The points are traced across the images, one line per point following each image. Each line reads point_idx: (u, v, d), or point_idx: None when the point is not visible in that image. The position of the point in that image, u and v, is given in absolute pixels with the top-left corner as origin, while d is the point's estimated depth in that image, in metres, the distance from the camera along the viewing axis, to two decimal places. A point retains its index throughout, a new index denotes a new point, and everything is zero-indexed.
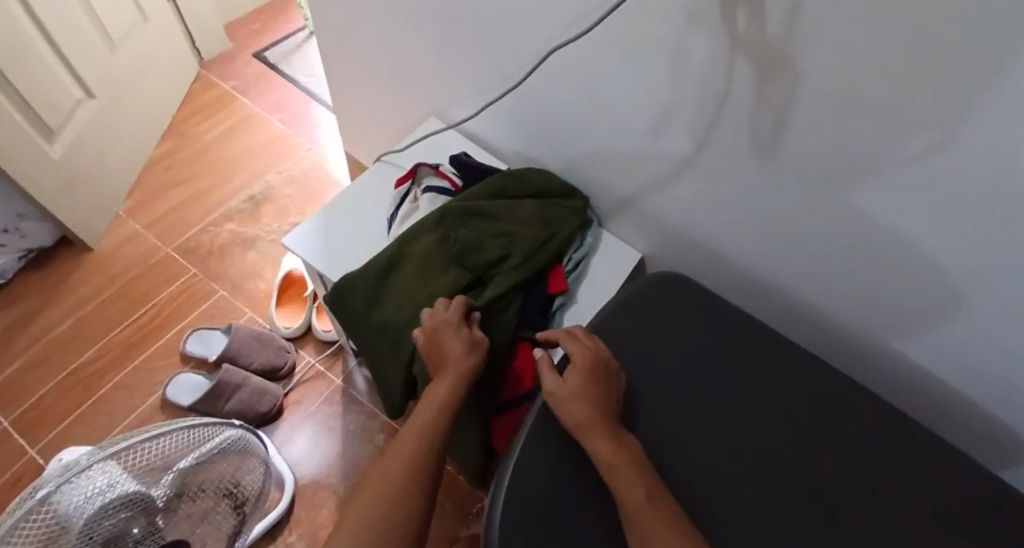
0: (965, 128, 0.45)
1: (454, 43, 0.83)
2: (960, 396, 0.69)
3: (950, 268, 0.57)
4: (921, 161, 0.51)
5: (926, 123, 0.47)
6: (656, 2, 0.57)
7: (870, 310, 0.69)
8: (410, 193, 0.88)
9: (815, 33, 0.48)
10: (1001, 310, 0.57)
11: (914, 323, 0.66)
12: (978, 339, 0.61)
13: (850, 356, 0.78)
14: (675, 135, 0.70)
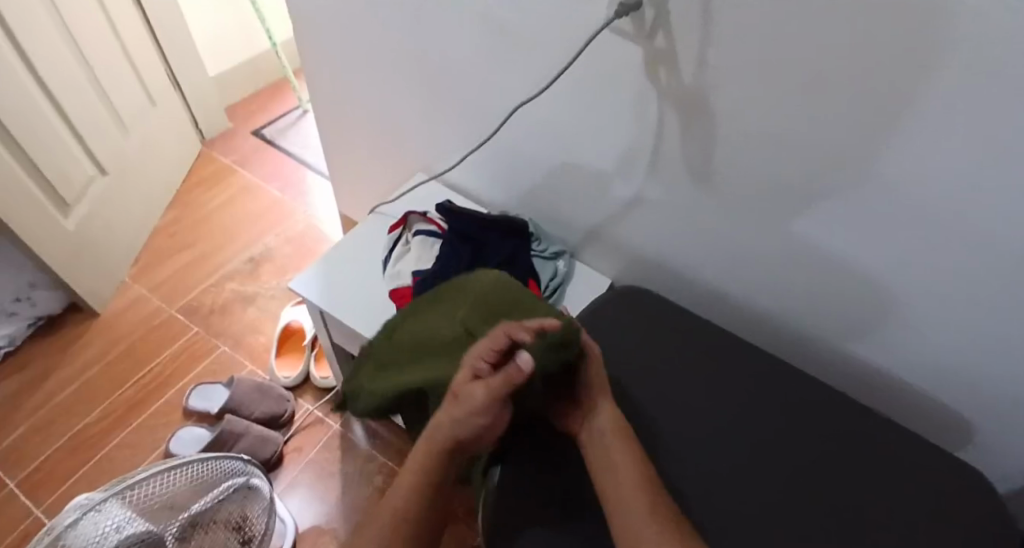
0: (863, 134, 0.53)
1: (429, 108, 0.91)
2: (917, 392, 0.74)
3: (878, 265, 0.64)
4: (835, 167, 0.58)
5: (829, 135, 0.55)
6: (596, 58, 0.66)
7: (822, 317, 0.74)
8: (401, 238, 0.86)
9: (724, 69, 0.57)
10: (926, 301, 0.63)
11: (862, 323, 0.71)
12: (917, 332, 0.67)
13: (816, 367, 0.82)
14: (625, 172, 0.77)
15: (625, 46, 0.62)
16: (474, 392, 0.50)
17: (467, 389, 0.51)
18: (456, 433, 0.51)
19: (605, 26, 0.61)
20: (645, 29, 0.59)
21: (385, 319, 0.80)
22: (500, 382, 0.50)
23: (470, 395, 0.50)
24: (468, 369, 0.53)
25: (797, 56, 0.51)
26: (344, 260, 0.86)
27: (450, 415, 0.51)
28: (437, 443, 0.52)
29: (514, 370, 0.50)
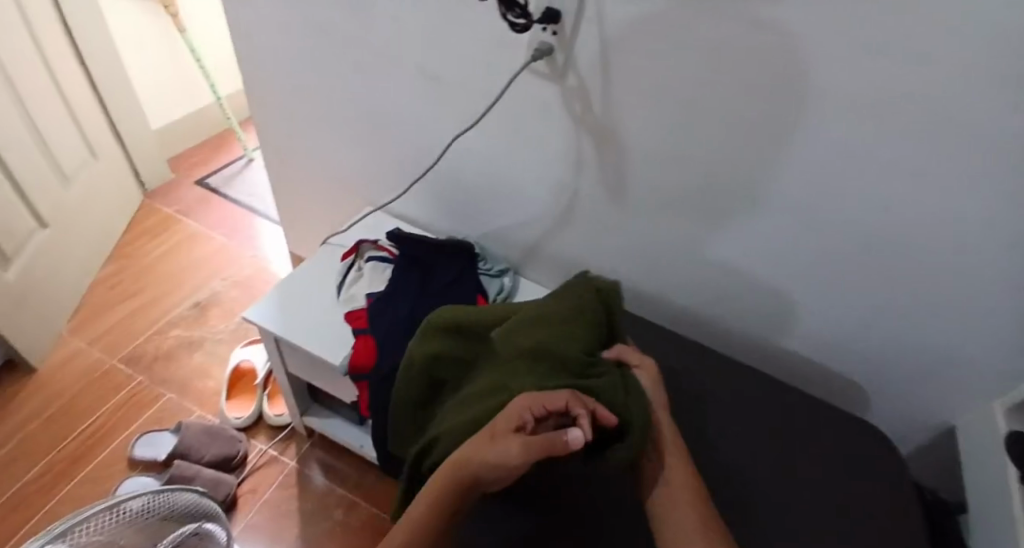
0: (738, 138, 0.66)
1: (373, 147, 0.99)
2: (817, 365, 0.86)
3: (768, 253, 0.76)
4: (721, 171, 0.70)
5: (713, 143, 0.68)
6: (519, 94, 0.76)
7: (732, 306, 0.86)
8: (354, 265, 0.93)
9: (625, 95, 0.69)
10: (808, 280, 0.76)
11: (764, 307, 0.83)
12: (807, 309, 0.79)
13: (735, 353, 0.93)
14: (554, 192, 0.87)
15: (541, 84, 0.74)
16: (511, 444, 0.46)
17: (505, 437, 0.47)
18: (479, 474, 0.48)
19: (522, 66, 0.72)
20: (558, 69, 0.71)
21: (341, 340, 0.85)
22: (538, 446, 0.45)
23: (504, 448, 0.46)
24: (514, 418, 0.49)
25: (679, 81, 0.64)
26: (298, 289, 0.91)
27: (477, 453, 0.48)
28: (456, 479, 0.48)
29: (558, 440, 0.45)
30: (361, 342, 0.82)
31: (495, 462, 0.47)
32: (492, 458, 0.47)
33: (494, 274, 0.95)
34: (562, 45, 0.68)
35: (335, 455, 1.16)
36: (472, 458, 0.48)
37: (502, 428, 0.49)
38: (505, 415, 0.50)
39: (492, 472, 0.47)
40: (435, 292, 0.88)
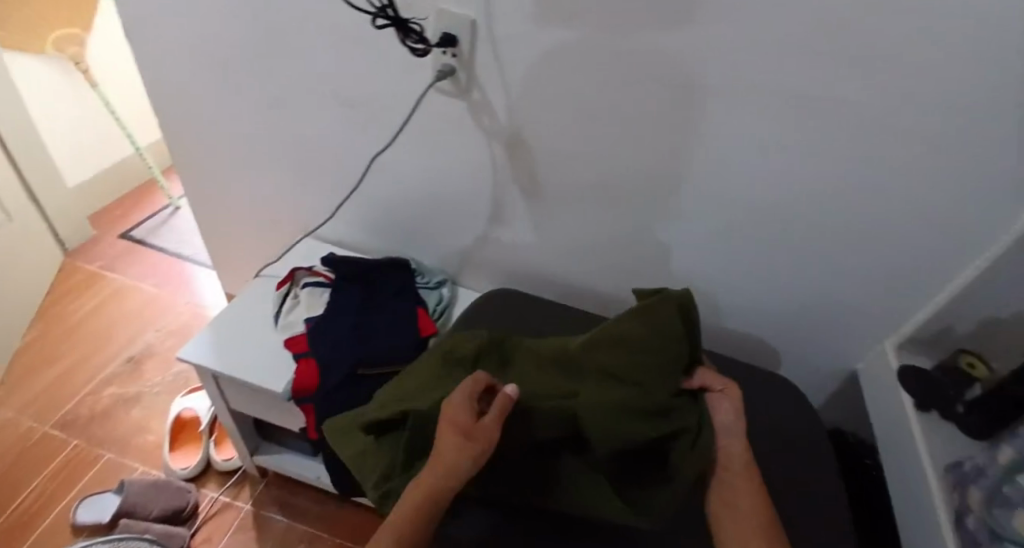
0: (629, 131, 0.75)
1: (296, 179, 1.02)
2: (729, 329, 0.95)
3: (672, 231, 0.85)
4: (620, 161, 0.79)
5: (609, 136, 0.77)
6: (434, 115, 0.83)
7: (650, 285, 0.95)
8: (290, 293, 0.96)
9: (526, 105, 0.77)
10: (706, 250, 0.86)
11: (676, 281, 0.92)
12: (712, 277, 0.89)
13: None
14: (477, 201, 0.93)
15: (450, 101, 0.80)
16: (485, 430, 0.50)
17: (479, 427, 0.50)
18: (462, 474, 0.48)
19: (429, 86, 0.79)
20: (463, 86, 0.78)
21: (284, 363, 0.87)
22: (501, 410, 0.52)
23: (481, 437, 0.50)
24: (464, 405, 0.53)
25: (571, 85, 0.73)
26: (234, 322, 0.93)
27: (450, 449, 0.49)
28: (448, 488, 0.48)
29: (506, 403, 0.53)
30: (303, 364, 0.85)
31: (472, 453, 0.48)
32: (473, 451, 0.48)
33: (433, 286, 1.00)
34: (463, 64, 0.75)
35: (293, 491, 1.15)
36: (453, 460, 0.48)
37: (468, 422, 0.51)
38: (456, 406, 0.53)
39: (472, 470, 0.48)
40: (374, 307, 0.92)
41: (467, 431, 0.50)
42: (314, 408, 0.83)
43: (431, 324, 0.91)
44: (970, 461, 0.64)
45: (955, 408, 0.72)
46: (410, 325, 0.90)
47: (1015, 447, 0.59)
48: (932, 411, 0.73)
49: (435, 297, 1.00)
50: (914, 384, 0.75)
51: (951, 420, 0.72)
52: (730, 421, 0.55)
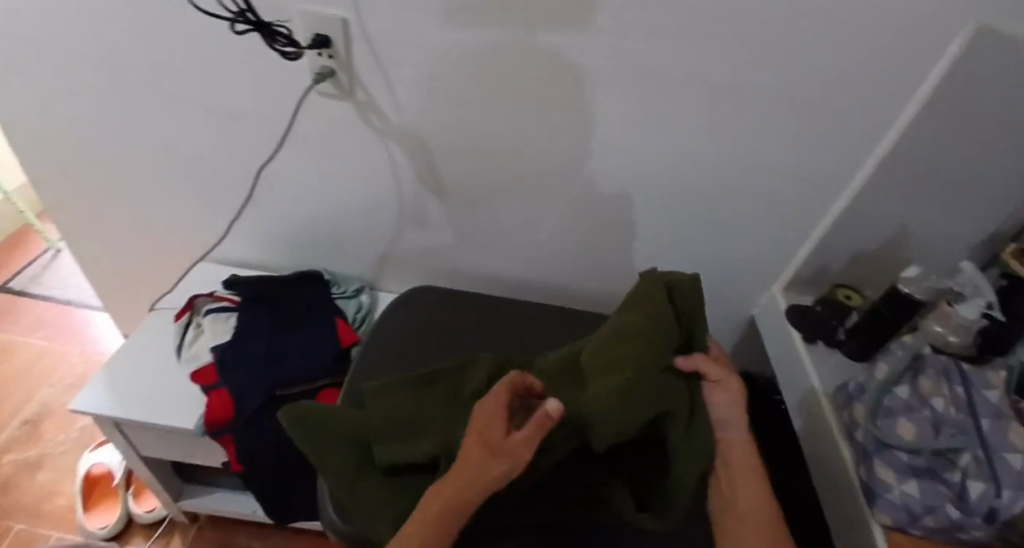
0: (517, 115, 0.77)
1: (184, 203, 0.96)
2: None
3: (574, 207, 0.89)
4: (514, 145, 0.81)
5: (499, 122, 0.78)
6: (321, 119, 0.81)
7: (563, 262, 0.98)
8: (191, 323, 0.91)
9: (413, 100, 0.77)
10: (609, 221, 0.90)
11: (587, 255, 0.96)
12: (619, 245, 0.93)
13: (579, 303, 1.05)
14: (382, 203, 0.92)
15: (336, 104, 0.78)
16: (513, 446, 0.49)
17: (506, 445, 0.49)
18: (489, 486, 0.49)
19: (310, 89, 0.76)
20: (346, 88, 0.76)
21: (194, 399, 0.83)
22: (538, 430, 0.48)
23: (510, 454, 0.49)
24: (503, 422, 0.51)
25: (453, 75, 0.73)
26: (132, 365, 0.87)
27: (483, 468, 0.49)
28: (466, 499, 0.50)
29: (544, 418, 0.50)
30: (214, 396, 0.81)
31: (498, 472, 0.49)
32: (503, 469, 0.49)
33: (350, 295, 0.98)
34: (342, 65, 0.73)
35: (232, 530, 1.09)
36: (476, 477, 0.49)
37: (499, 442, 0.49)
38: (491, 418, 0.51)
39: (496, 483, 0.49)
40: (288, 326, 0.89)
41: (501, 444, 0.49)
42: (233, 439, 0.80)
43: (352, 332, 0.90)
44: (853, 382, 0.74)
45: (838, 337, 0.83)
46: (327, 337, 0.87)
47: (890, 364, 0.69)
48: (819, 342, 0.84)
49: (355, 304, 0.98)
50: (802, 322, 0.86)
51: (835, 348, 0.84)
52: (726, 413, 0.59)
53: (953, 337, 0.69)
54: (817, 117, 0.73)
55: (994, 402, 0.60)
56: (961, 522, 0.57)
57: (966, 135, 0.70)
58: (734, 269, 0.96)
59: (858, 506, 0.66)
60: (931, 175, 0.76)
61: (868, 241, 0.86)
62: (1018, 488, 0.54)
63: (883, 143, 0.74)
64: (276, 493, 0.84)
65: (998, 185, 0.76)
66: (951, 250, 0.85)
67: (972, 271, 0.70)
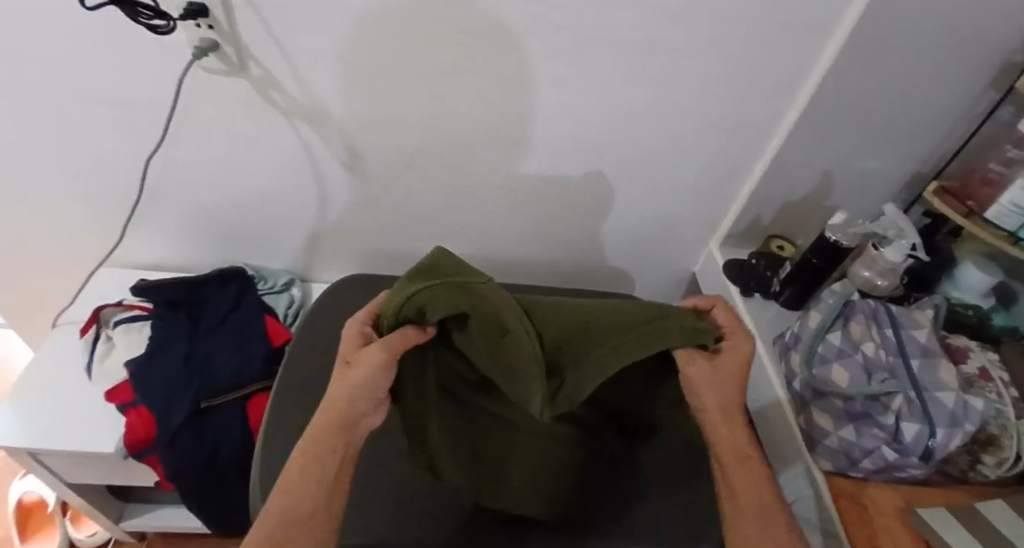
0: (430, 83, 0.72)
1: (75, 207, 0.87)
2: (583, 258, 1.00)
3: (504, 177, 0.85)
4: (432, 116, 0.76)
5: (413, 92, 0.73)
6: (215, 100, 0.73)
7: (500, 235, 0.95)
8: (100, 335, 0.84)
9: (315, 73, 0.70)
10: (541, 186, 0.87)
11: (523, 225, 0.93)
12: (555, 211, 0.91)
13: (520, 273, 1.03)
14: (299, 189, 0.86)
15: (227, 82, 0.71)
16: (369, 357, 0.49)
17: (362, 355, 0.49)
18: (351, 405, 0.50)
19: (191, 65, 0.68)
20: (235, 63, 0.68)
21: (114, 418, 0.77)
22: (394, 344, 0.49)
23: (369, 374, 0.49)
24: (356, 332, 0.53)
25: (356, 43, 0.67)
26: (38, 388, 0.80)
27: (343, 384, 0.50)
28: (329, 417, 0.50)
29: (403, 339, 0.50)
30: (134, 415, 0.74)
31: (362, 383, 0.49)
32: (363, 378, 0.49)
33: (278, 290, 0.93)
34: (227, 37, 0.65)
35: (183, 544, 1.05)
36: (341, 395, 0.50)
37: (352, 352, 0.52)
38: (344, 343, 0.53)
39: (361, 396, 0.49)
40: (207, 332, 0.83)
41: (354, 354, 0.51)
42: (160, 458, 0.74)
43: (283, 329, 0.85)
44: (788, 332, 0.73)
45: (773, 288, 0.85)
46: (255, 336, 0.82)
47: (821, 311, 0.69)
48: (756, 295, 0.86)
49: (283, 299, 0.93)
50: (738, 276, 0.87)
51: (771, 298, 0.85)
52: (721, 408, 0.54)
53: (880, 279, 0.71)
54: (742, 65, 0.70)
55: (923, 341, 0.62)
56: (897, 461, 0.58)
57: (888, 75, 0.69)
58: (672, 227, 0.95)
59: (801, 455, 0.67)
60: (855, 118, 0.75)
61: (798, 189, 0.86)
62: (950, 425, 0.56)
63: (808, 87, 0.73)
64: (215, 507, 0.79)
65: (919, 122, 0.76)
66: (876, 192, 0.86)
67: (894, 213, 0.71)
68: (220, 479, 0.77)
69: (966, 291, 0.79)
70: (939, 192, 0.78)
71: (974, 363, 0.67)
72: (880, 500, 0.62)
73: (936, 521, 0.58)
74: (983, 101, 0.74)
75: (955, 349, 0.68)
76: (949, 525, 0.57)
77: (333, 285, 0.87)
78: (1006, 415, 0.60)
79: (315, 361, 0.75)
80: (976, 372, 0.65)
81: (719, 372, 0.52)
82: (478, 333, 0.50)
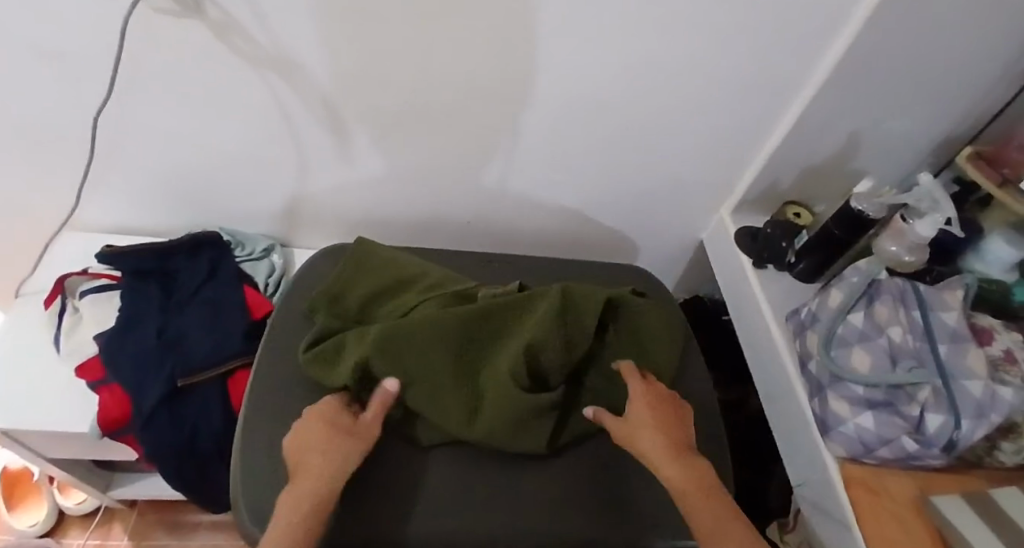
0: (417, 30, 0.63)
1: (24, 167, 0.78)
2: (582, 224, 0.94)
3: (500, 136, 0.78)
4: (420, 68, 0.67)
5: (398, 39, 0.64)
6: (170, 46, 0.64)
7: (494, 200, 0.89)
8: (67, 306, 0.79)
9: (282, 17, 0.60)
10: (540, 147, 0.80)
11: (520, 188, 0.87)
12: (553, 174, 0.84)
13: (515, 239, 0.98)
14: (272, 147, 0.78)
15: (179, 25, 0.61)
16: (366, 428, 0.56)
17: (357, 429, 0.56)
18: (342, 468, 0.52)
19: (135, 5, 0.58)
20: (187, 3, 0.59)
21: (87, 396, 0.73)
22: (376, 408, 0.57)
23: (347, 446, 0.54)
24: (337, 406, 0.58)
25: None
26: (1, 362, 0.75)
27: (330, 442, 0.53)
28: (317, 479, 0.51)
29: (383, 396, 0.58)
30: (107, 394, 0.70)
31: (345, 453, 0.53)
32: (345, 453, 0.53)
33: (257, 256, 0.87)
34: None
35: (176, 509, 1.04)
36: (332, 458, 0.52)
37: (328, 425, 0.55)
38: (325, 409, 0.57)
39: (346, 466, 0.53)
40: (182, 305, 0.78)
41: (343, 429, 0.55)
42: (138, 439, 0.70)
43: (264, 302, 0.80)
44: (805, 309, 0.70)
45: (787, 259, 0.80)
46: (236, 310, 0.77)
47: (844, 290, 0.65)
48: (769, 266, 0.81)
49: (264, 267, 0.87)
50: (751, 246, 0.83)
51: (785, 270, 0.80)
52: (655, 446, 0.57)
53: (907, 255, 0.66)
54: (773, 12, 0.62)
55: (952, 325, 0.58)
56: (916, 452, 0.56)
57: (936, 26, 0.61)
58: (679, 192, 0.89)
59: (813, 440, 0.64)
60: (891, 75, 0.67)
61: (818, 153, 0.79)
62: (977, 418, 0.52)
63: (843, 40, 0.65)
64: (198, 484, 0.75)
65: (961, 81, 0.69)
66: (901, 155, 0.80)
67: (929, 184, 0.64)
68: (199, 462, 0.73)
69: (989, 265, 0.73)
70: (973, 158, 0.72)
71: (999, 345, 0.62)
72: (893, 489, 0.60)
73: (949, 512, 0.56)
74: None
75: (980, 330, 0.64)
76: (966, 516, 0.55)
77: (310, 261, 0.79)
78: None
79: (303, 331, 0.70)
80: (1001, 356, 0.61)
81: (637, 423, 0.60)
82: (448, 293, 0.67)
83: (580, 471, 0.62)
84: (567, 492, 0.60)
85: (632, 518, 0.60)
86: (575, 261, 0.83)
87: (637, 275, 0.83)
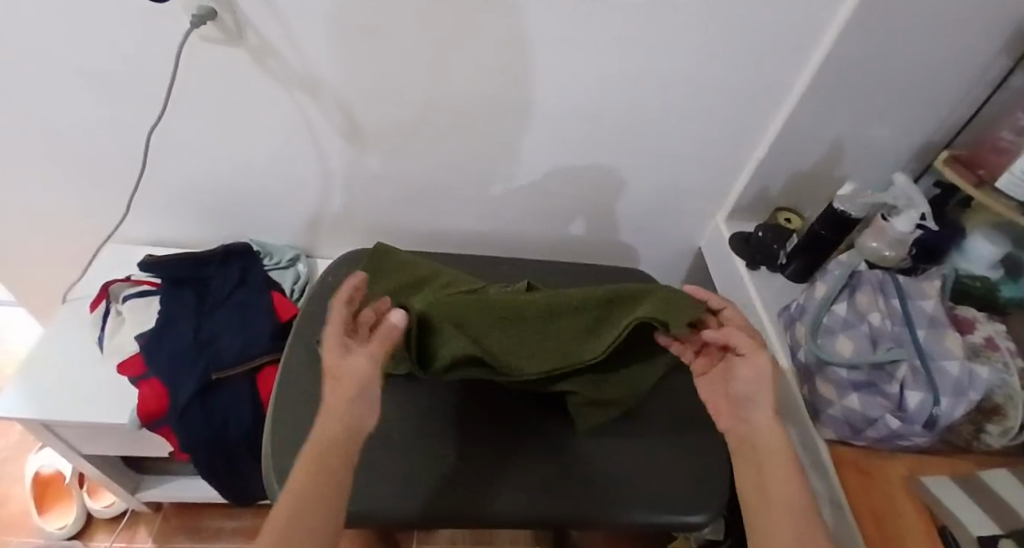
0: (430, 52, 0.70)
1: (80, 183, 0.87)
2: (586, 233, 1.00)
3: (507, 150, 0.84)
4: (432, 86, 0.75)
5: (413, 60, 0.71)
6: (214, 70, 0.72)
7: (502, 211, 0.95)
8: (110, 310, 0.85)
9: (312, 42, 0.69)
10: (543, 160, 0.86)
11: (526, 199, 0.93)
12: (556, 185, 0.91)
13: (522, 249, 1.03)
14: (300, 163, 0.85)
15: (222, 50, 0.70)
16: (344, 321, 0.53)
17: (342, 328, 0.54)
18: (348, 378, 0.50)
19: (187, 34, 0.67)
20: (232, 31, 0.67)
21: (129, 390, 0.79)
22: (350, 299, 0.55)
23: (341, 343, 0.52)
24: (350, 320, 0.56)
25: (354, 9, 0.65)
26: (51, 361, 0.82)
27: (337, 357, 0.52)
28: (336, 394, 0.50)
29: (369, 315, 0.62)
30: (147, 388, 0.75)
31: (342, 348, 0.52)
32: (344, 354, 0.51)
33: (284, 265, 0.94)
34: (223, 4, 0.64)
35: (198, 515, 1.08)
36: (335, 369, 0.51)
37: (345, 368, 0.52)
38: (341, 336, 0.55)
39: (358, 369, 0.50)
40: (215, 307, 0.84)
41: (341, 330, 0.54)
42: (173, 429, 0.75)
43: (290, 305, 0.86)
44: (794, 304, 0.74)
45: (779, 261, 0.84)
46: (264, 312, 0.83)
47: (828, 283, 0.69)
48: (762, 267, 0.85)
49: (290, 276, 0.94)
50: (745, 249, 0.87)
51: (777, 271, 0.85)
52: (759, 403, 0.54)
53: (887, 250, 0.71)
54: (749, 28, 0.69)
55: (928, 312, 0.62)
56: (900, 430, 0.59)
57: (899, 37, 0.67)
58: (676, 201, 0.95)
59: (806, 427, 0.67)
60: (864, 86, 0.73)
61: (805, 161, 0.85)
62: (955, 395, 0.56)
63: (817, 53, 0.71)
64: (227, 475, 0.81)
65: (929, 89, 0.75)
66: (883, 161, 0.85)
67: (903, 184, 0.70)
68: (229, 452, 0.78)
69: (974, 263, 0.76)
70: (951, 162, 0.77)
71: (980, 333, 0.66)
72: (885, 470, 0.63)
73: (941, 493, 0.58)
74: (996, 67, 0.72)
75: (962, 320, 0.67)
76: (956, 496, 0.57)
77: (337, 263, 0.86)
78: (1011, 385, 0.60)
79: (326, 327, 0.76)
80: (982, 342, 0.64)
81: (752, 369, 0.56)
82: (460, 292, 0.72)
83: (588, 454, 0.65)
84: (576, 478, 0.63)
85: (639, 499, 0.63)
86: (578, 265, 0.89)
87: (638, 277, 0.87)
